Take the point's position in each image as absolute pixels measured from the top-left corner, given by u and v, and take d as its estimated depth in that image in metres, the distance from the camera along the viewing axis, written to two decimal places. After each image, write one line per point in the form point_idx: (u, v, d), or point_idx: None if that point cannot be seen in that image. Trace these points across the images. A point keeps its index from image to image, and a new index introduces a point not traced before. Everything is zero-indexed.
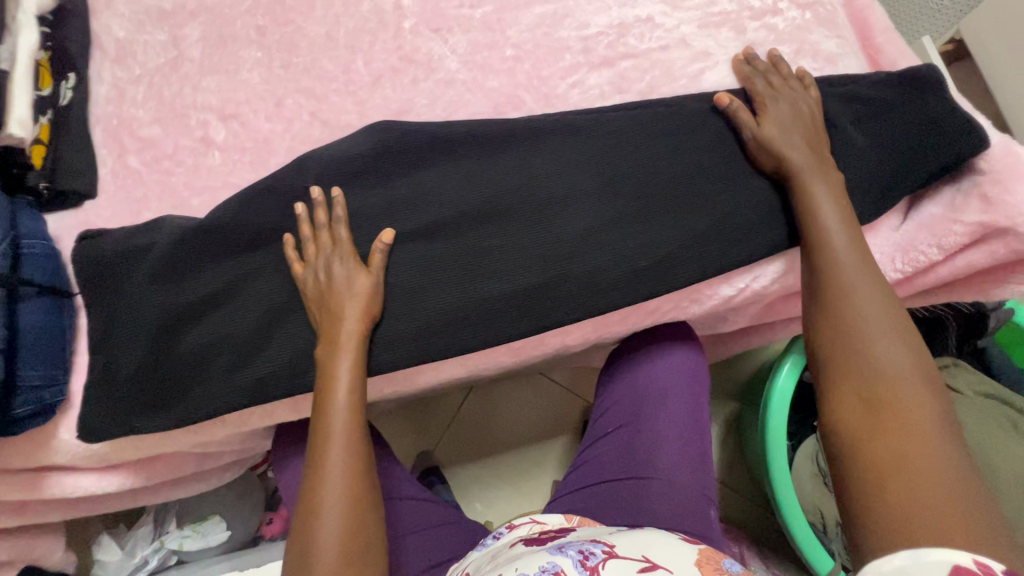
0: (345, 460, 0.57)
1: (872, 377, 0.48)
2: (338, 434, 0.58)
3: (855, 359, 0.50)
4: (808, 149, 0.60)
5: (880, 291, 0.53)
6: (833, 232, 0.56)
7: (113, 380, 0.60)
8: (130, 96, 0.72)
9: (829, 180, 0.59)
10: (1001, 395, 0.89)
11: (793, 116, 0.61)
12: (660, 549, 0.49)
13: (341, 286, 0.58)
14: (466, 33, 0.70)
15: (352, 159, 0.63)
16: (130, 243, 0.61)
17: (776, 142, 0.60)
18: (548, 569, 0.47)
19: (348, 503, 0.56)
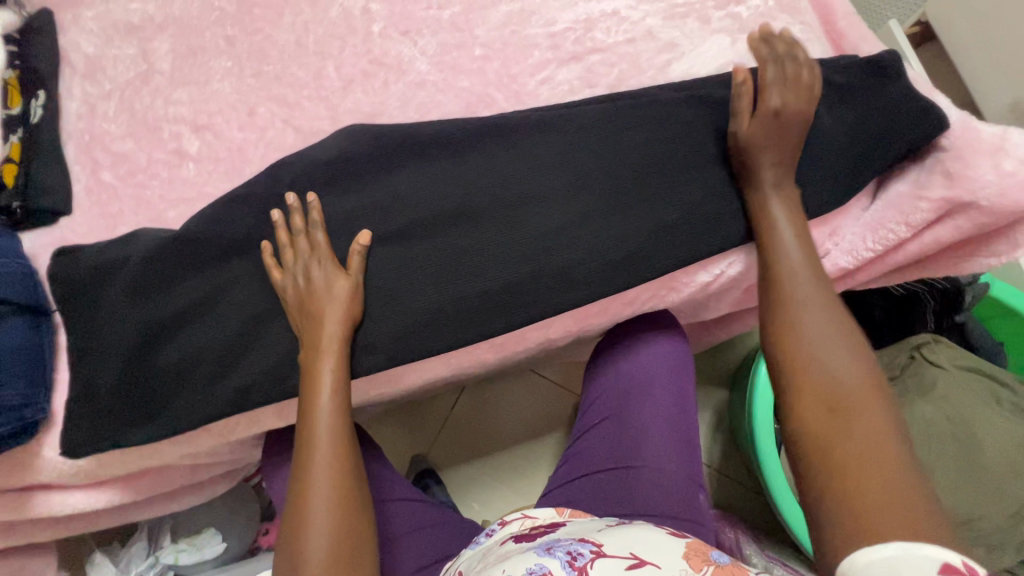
0: (331, 460, 0.58)
1: (823, 383, 0.50)
2: (323, 436, 0.58)
3: (807, 367, 0.51)
4: (779, 167, 0.60)
5: (828, 303, 0.54)
6: (790, 250, 0.58)
7: (94, 396, 0.60)
8: (100, 111, 0.72)
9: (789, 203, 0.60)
10: (985, 370, 0.90)
11: (781, 126, 0.60)
12: (647, 545, 0.48)
13: (321, 290, 0.59)
14: (435, 35, 0.70)
15: (326, 164, 0.63)
16: (105, 258, 0.61)
17: (755, 147, 0.60)
18: (535, 572, 0.45)
19: (336, 503, 0.57)
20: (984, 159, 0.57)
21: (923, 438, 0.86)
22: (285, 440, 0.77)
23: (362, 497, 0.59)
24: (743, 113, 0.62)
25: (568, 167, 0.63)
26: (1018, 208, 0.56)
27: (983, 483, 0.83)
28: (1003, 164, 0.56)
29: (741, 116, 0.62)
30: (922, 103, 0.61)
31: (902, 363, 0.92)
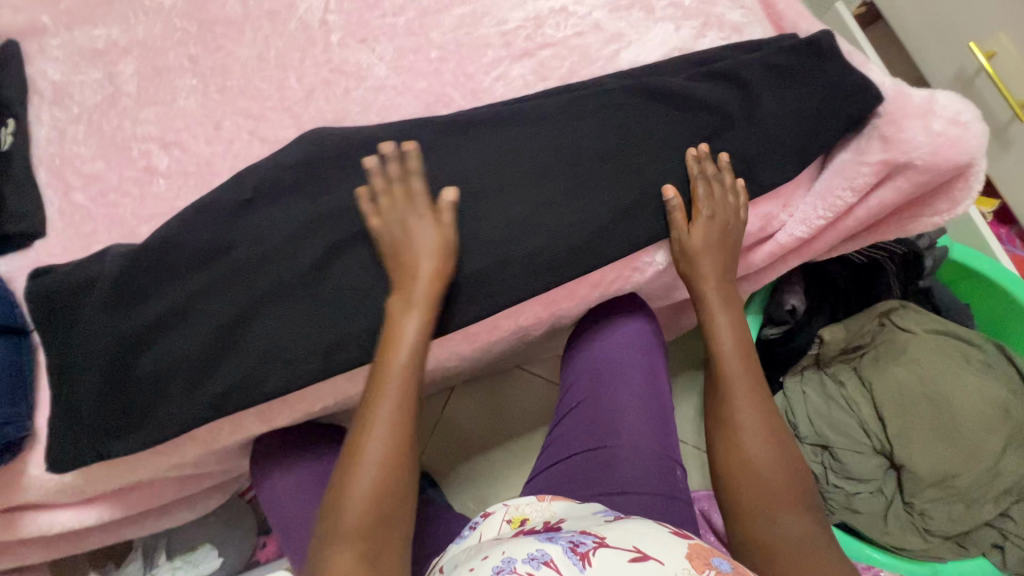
0: (387, 435, 0.57)
1: (757, 480, 0.58)
2: (387, 408, 0.58)
3: (745, 463, 0.60)
4: (717, 276, 0.67)
5: (761, 405, 0.63)
6: (727, 357, 0.66)
7: (74, 409, 0.61)
8: (70, 135, 0.73)
9: (728, 305, 0.68)
10: (951, 330, 0.93)
11: (715, 238, 0.66)
12: (649, 539, 0.46)
13: (410, 240, 0.62)
14: (392, 40, 0.73)
15: (289, 170, 0.65)
16: (78, 275, 0.63)
17: (694, 266, 0.66)
18: (536, 557, 0.44)
19: (379, 485, 0.56)
20: (915, 121, 0.60)
21: (897, 401, 0.88)
22: (271, 445, 0.79)
23: (407, 490, 0.57)
24: (681, 227, 0.65)
25: (526, 157, 0.66)
26: (950, 165, 0.59)
27: (959, 440, 0.85)
28: (932, 124, 0.59)
29: (682, 233, 0.65)
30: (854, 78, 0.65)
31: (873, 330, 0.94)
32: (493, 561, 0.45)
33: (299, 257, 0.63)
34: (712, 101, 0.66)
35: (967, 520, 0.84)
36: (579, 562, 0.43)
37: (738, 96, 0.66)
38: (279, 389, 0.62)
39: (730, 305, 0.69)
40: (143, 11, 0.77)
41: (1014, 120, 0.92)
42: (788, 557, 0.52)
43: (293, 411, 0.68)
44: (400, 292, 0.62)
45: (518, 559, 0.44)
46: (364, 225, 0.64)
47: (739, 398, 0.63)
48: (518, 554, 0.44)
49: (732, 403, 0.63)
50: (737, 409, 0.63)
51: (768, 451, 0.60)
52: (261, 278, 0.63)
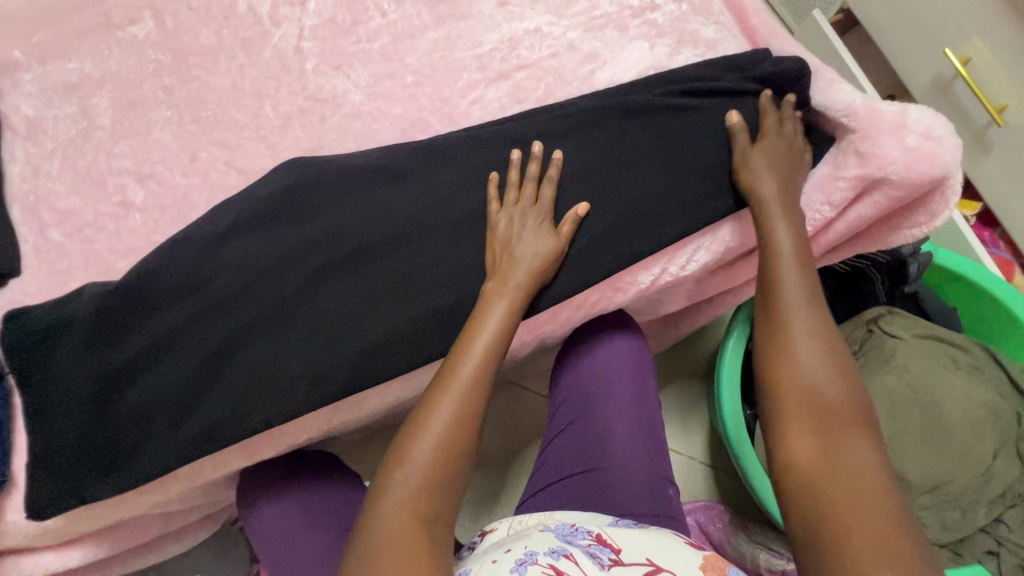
0: (449, 421, 0.54)
1: (810, 398, 0.51)
2: (457, 393, 0.55)
3: (794, 376, 0.53)
4: (779, 185, 0.62)
5: (825, 334, 0.55)
6: (783, 260, 0.59)
7: (54, 454, 0.60)
8: (44, 171, 0.73)
9: (793, 219, 0.61)
10: (939, 334, 0.93)
11: (778, 156, 0.64)
12: (662, 553, 0.52)
13: (526, 235, 0.62)
14: (367, 66, 0.73)
15: (265, 201, 0.65)
16: (55, 314, 0.61)
17: (756, 173, 0.63)
18: (557, 552, 0.51)
19: (433, 467, 0.52)
20: (888, 137, 0.61)
21: (887, 409, 0.88)
22: (258, 477, 0.78)
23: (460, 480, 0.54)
24: (739, 146, 0.66)
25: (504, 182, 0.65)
26: (925, 180, 0.60)
27: (951, 446, 0.85)
28: (906, 140, 0.60)
29: (744, 153, 0.65)
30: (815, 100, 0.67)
31: (860, 337, 0.95)
32: (517, 552, 0.52)
33: (279, 287, 0.62)
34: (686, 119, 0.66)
35: (961, 526, 0.84)
36: (596, 564, 0.49)
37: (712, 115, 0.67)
38: (264, 423, 0.60)
39: (793, 215, 0.61)
40: (117, 43, 0.77)
41: (992, 124, 0.93)
42: (846, 491, 0.45)
43: (276, 443, 0.67)
44: (494, 282, 0.61)
45: (541, 551, 0.50)
46: (487, 212, 0.64)
47: (795, 306, 0.56)
48: (540, 547, 0.51)
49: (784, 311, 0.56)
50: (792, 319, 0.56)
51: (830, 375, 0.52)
52: (244, 309, 0.61)
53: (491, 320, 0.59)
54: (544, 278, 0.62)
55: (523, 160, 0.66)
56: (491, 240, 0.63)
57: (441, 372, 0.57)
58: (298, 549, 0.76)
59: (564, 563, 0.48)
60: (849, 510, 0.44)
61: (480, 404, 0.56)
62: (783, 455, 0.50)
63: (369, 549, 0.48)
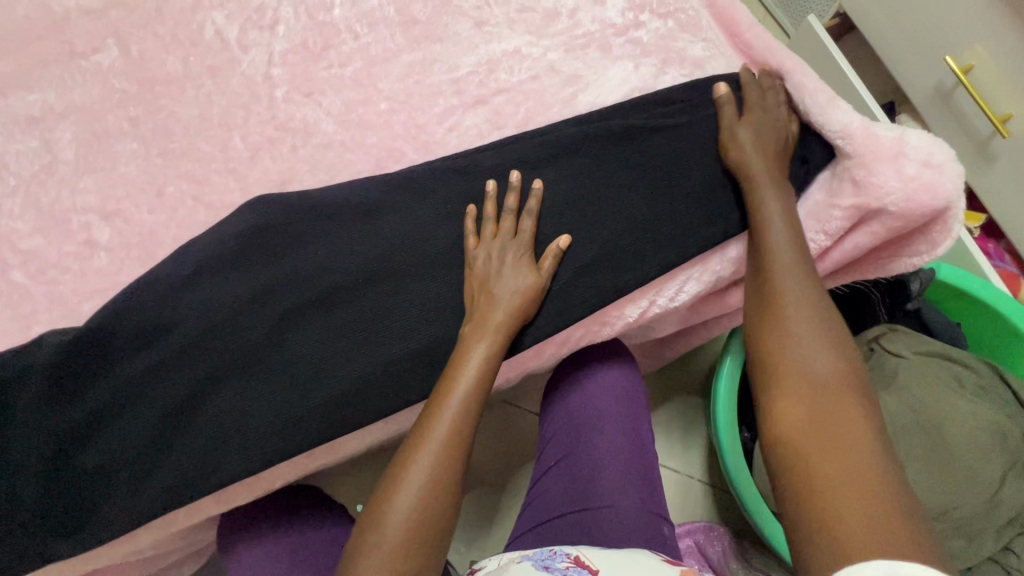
0: (426, 480, 0.51)
1: (806, 379, 0.48)
2: (435, 445, 0.52)
3: (792, 365, 0.50)
4: (767, 159, 0.61)
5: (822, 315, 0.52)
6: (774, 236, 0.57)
7: (11, 515, 0.57)
8: (6, 209, 0.70)
9: (782, 195, 0.59)
10: (943, 352, 0.90)
11: (762, 131, 0.62)
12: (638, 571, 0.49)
13: (506, 273, 0.59)
14: (339, 93, 0.70)
15: (232, 241, 0.62)
16: (10, 367, 0.59)
17: (745, 145, 0.61)
18: None
19: (410, 530, 0.49)
20: (886, 164, 0.58)
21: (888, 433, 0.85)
22: (242, 519, 0.76)
23: (447, 530, 0.52)
24: (728, 118, 0.63)
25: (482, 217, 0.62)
26: (926, 210, 0.57)
27: (955, 471, 0.82)
28: (905, 168, 0.57)
29: (729, 125, 0.63)
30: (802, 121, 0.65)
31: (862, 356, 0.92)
32: None
33: (247, 333, 0.60)
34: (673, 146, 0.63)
35: (968, 554, 0.81)
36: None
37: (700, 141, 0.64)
38: (233, 476, 0.58)
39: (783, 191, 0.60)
40: (80, 72, 0.74)
41: (996, 134, 0.90)
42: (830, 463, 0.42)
43: (250, 491, 0.64)
44: (472, 325, 0.58)
45: None
46: (464, 247, 0.62)
47: (788, 285, 0.54)
48: None
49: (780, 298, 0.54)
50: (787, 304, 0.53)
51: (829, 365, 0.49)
52: (212, 358, 0.59)
53: (473, 361, 0.56)
54: (526, 317, 0.59)
55: (500, 192, 0.63)
56: (469, 277, 0.60)
57: (419, 423, 0.54)
58: None
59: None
60: (835, 489, 0.40)
61: (463, 453, 0.54)
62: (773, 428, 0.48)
63: None
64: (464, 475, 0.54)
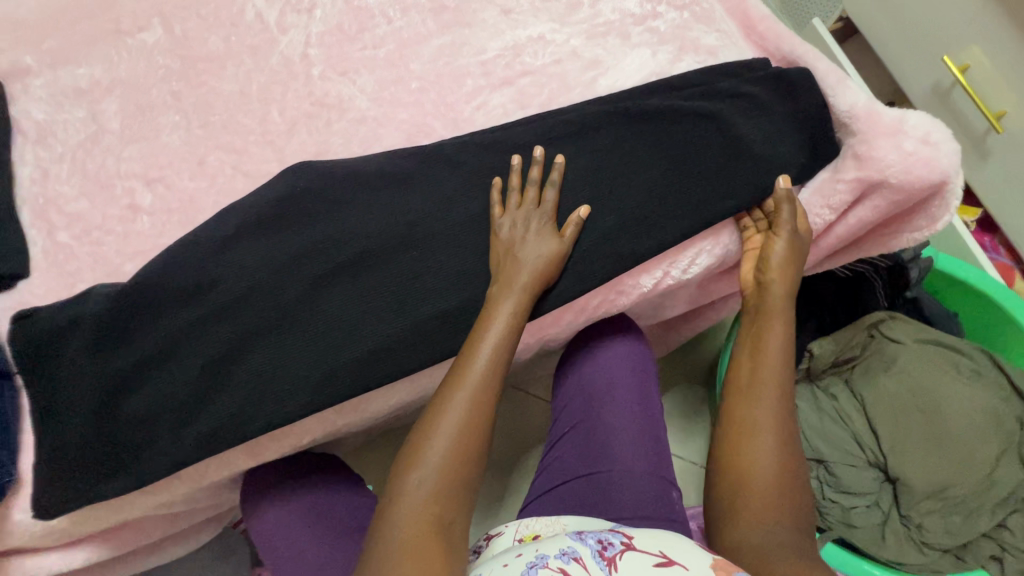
0: (461, 422, 0.55)
1: (763, 485, 0.56)
2: (471, 387, 0.56)
3: (745, 456, 0.59)
4: (786, 292, 0.66)
5: (783, 427, 0.60)
6: (769, 356, 0.63)
7: (61, 455, 0.61)
8: (54, 174, 0.74)
9: (784, 323, 0.65)
10: (942, 339, 0.93)
11: (796, 255, 0.66)
12: (675, 545, 0.50)
13: (532, 237, 0.63)
14: (372, 72, 0.74)
15: (270, 206, 0.65)
16: (62, 317, 0.63)
17: (777, 269, 0.65)
18: (567, 553, 0.50)
19: (446, 469, 0.53)
20: (885, 140, 0.62)
21: (887, 413, 0.89)
22: (260, 480, 0.78)
23: (478, 468, 0.55)
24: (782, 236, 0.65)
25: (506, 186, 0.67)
26: (924, 184, 0.61)
27: (953, 451, 0.85)
28: (903, 144, 0.61)
29: (778, 229, 0.65)
30: (816, 95, 0.68)
31: (863, 341, 0.95)
32: (528, 556, 0.51)
33: (282, 294, 0.63)
34: (690, 128, 0.67)
35: (963, 532, 0.84)
36: (606, 567, 0.48)
37: (715, 121, 0.67)
38: (268, 425, 0.61)
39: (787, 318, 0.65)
40: (126, 49, 0.78)
41: (991, 131, 0.95)
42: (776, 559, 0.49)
43: (280, 445, 0.67)
44: (500, 283, 0.61)
45: (551, 555, 0.50)
46: (490, 213, 0.66)
47: (765, 388, 0.61)
48: (551, 551, 0.50)
49: (756, 395, 0.61)
50: (757, 401, 0.61)
51: (776, 445, 0.58)
52: (250, 315, 0.62)
53: (502, 312, 0.60)
54: (548, 280, 0.63)
55: (524, 165, 0.67)
56: (494, 243, 0.64)
57: (454, 369, 0.58)
58: (299, 559, 0.75)
59: (573, 567, 0.48)
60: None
61: (492, 398, 0.57)
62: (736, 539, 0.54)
63: (382, 549, 0.48)
64: (493, 424, 0.57)
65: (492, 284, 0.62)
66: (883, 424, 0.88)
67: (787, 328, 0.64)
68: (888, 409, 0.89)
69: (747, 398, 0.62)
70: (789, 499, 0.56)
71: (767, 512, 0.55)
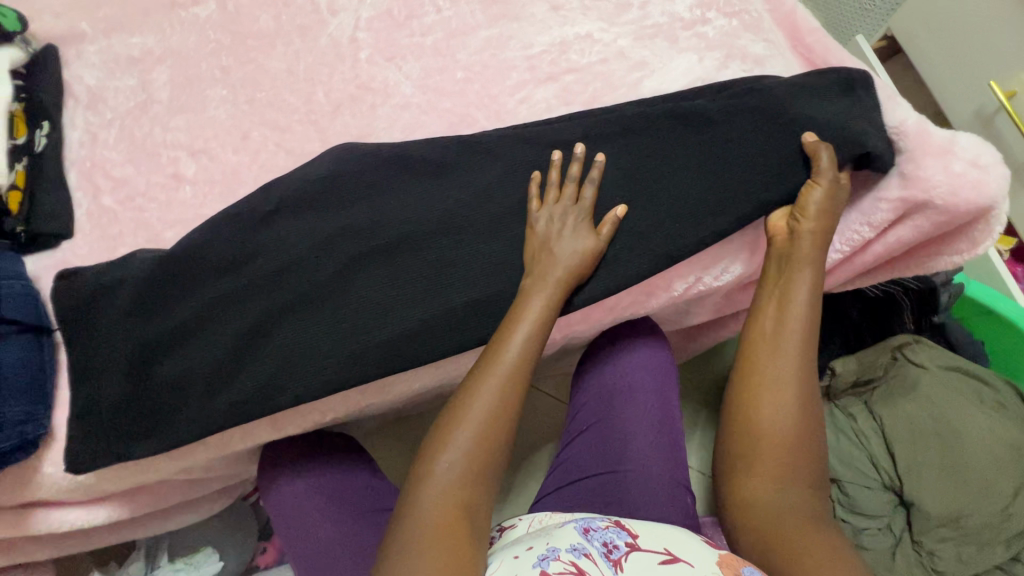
0: (491, 409, 0.55)
1: (778, 451, 0.58)
2: (502, 374, 0.57)
3: (762, 417, 0.59)
4: (819, 237, 0.62)
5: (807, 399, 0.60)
6: (796, 309, 0.62)
7: (94, 413, 0.62)
8: (102, 139, 0.75)
9: (813, 272, 0.62)
10: (965, 367, 0.92)
11: (838, 203, 0.63)
12: (681, 543, 0.51)
13: (569, 232, 0.63)
14: (418, 60, 0.74)
15: (310, 184, 0.66)
16: (103, 280, 0.64)
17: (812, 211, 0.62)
18: (577, 548, 0.50)
19: (473, 454, 0.53)
20: (933, 160, 0.62)
21: (905, 436, 0.88)
22: (278, 455, 0.79)
23: (504, 453, 0.56)
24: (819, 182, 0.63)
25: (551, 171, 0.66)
26: (969, 207, 0.61)
27: (971, 481, 0.84)
28: (952, 165, 0.61)
29: (818, 178, 0.63)
30: (872, 107, 0.66)
31: (885, 363, 0.93)
32: (538, 550, 0.51)
33: (318, 271, 0.63)
34: (746, 126, 0.66)
35: (976, 562, 0.83)
36: (613, 567, 0.48)
37: (763, 120, 0.66)
38: (296, 401, 0.61)
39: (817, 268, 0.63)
40: (179, 22, 0.80)
41: None
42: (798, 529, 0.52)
43: (303, 421, 0.68)
44: (534, 276, 0.62)
45: (562, 549, 0.50)
46: (527, 208, 0.66)
47: (788, 345, 0.61)
48: (561, 544, 0.50)
49: (779, 351, 0.61)
50: (777, 360, 0.61)
51: (798, 413, 0.59)
52: (284, 289, 0.63)
53: (536, 303, 0.60)
54: (581, 276, 0.63)
55: (564, 161, 0.67)
56: (530, 237, 0.64)
57: (486, 356, 0.58)
58: (315, 532, 0.76)
59: (584, 562, 0.48)
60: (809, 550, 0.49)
61: (522, 388, 0.57)
62: (751, 504, 0.57)
63: (409, 527, 0.49)
64: (519, 414, 0.57)
65: (525, 276, 0.63)
66: (900, 447, 0.88)
67: (816, 273, 0.62)
68: (906, 429, 0.88)
69: (769, 358, 0.61)
70: (808, 464, 0.58)
71: (781, 482, 0.57)
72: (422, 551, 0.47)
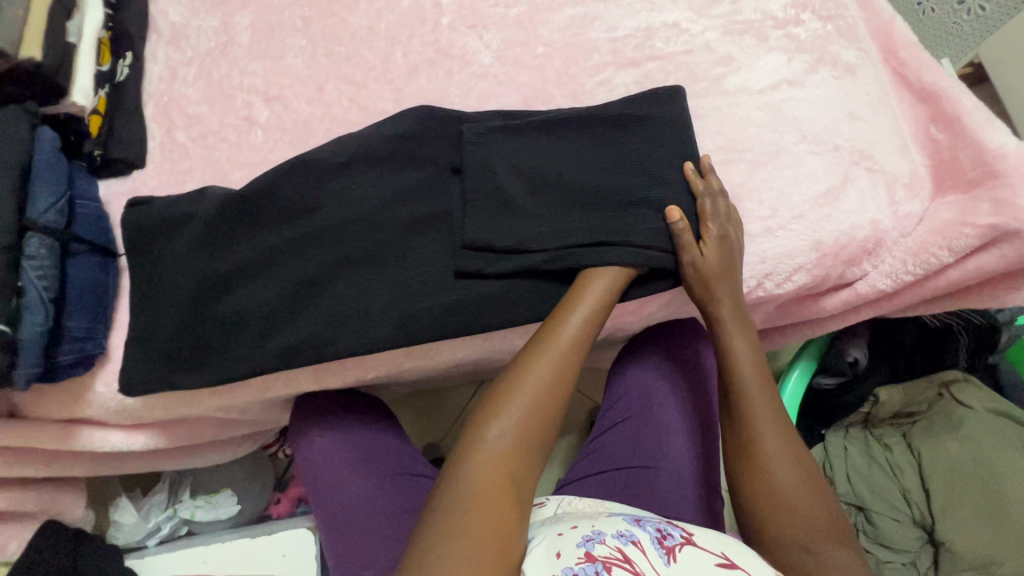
0: (543, 384, 0.55)
1: (790, 497, 0.55)
2: (555, 354, 0.56)
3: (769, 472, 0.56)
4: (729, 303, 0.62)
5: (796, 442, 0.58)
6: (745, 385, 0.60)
7: (152, 339, 0.64)
8: (180, 75, 0.76)
9: (744, 331, 0.63)
10: (1013, 414, 0.88)
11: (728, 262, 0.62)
12: (739, 551, 0.49)
13: None
14: (500, 30, 0.74)
15: (380, 142, 0.65)
16: (175, 211, 0.65)
17: (709, 282, 0.62)
18: (626, 535, 0.49)
19: (523, 427, 0.53)
20: None
21: (942, 474, 0.86)
22: (311, 406, 0.79)
23: (551, 432, 0.55)
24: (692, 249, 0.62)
25: (547, 194, 0.63)
26: None
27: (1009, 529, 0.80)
28: None
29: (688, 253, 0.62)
30: None
31: (929, 399, 0.92)
32: (584, 529, 0.51)
33: (382, 228, 0.64)
34: None
35: None
36: (665, 555, 0.48)
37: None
38: (346, 352, 0.61)
39: (748, 335, 0.63)
40: None
41: None
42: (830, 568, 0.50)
43: (345, 375, 0.69)
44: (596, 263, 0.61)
45: (609, 533, 0.49)
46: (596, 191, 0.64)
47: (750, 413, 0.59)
48: (608, 529, 0.50)
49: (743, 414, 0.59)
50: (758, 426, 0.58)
51: (793, 467, 0.56)
52: (348, 242, 0.63)
53: (593, 292, 0.59)
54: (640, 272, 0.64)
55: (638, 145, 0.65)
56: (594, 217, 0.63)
57: (541, 335, 0.58)
58: (343, 487, 0.77)
59: (631, 550, 0.47)
60: None
61: (576, 369, 0.57)
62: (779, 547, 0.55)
63: (454, 491, 0.49)
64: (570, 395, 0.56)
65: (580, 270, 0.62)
66: (936, 484, 0.85)
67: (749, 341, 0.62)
68: (945, 470, 0.86)
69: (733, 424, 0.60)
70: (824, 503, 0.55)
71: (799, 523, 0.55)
72: (467, 514, 0.48)
